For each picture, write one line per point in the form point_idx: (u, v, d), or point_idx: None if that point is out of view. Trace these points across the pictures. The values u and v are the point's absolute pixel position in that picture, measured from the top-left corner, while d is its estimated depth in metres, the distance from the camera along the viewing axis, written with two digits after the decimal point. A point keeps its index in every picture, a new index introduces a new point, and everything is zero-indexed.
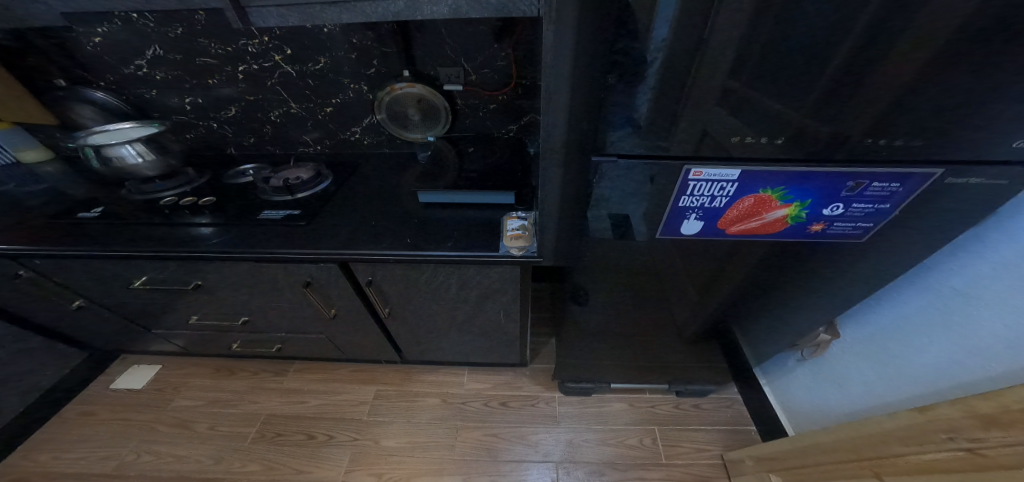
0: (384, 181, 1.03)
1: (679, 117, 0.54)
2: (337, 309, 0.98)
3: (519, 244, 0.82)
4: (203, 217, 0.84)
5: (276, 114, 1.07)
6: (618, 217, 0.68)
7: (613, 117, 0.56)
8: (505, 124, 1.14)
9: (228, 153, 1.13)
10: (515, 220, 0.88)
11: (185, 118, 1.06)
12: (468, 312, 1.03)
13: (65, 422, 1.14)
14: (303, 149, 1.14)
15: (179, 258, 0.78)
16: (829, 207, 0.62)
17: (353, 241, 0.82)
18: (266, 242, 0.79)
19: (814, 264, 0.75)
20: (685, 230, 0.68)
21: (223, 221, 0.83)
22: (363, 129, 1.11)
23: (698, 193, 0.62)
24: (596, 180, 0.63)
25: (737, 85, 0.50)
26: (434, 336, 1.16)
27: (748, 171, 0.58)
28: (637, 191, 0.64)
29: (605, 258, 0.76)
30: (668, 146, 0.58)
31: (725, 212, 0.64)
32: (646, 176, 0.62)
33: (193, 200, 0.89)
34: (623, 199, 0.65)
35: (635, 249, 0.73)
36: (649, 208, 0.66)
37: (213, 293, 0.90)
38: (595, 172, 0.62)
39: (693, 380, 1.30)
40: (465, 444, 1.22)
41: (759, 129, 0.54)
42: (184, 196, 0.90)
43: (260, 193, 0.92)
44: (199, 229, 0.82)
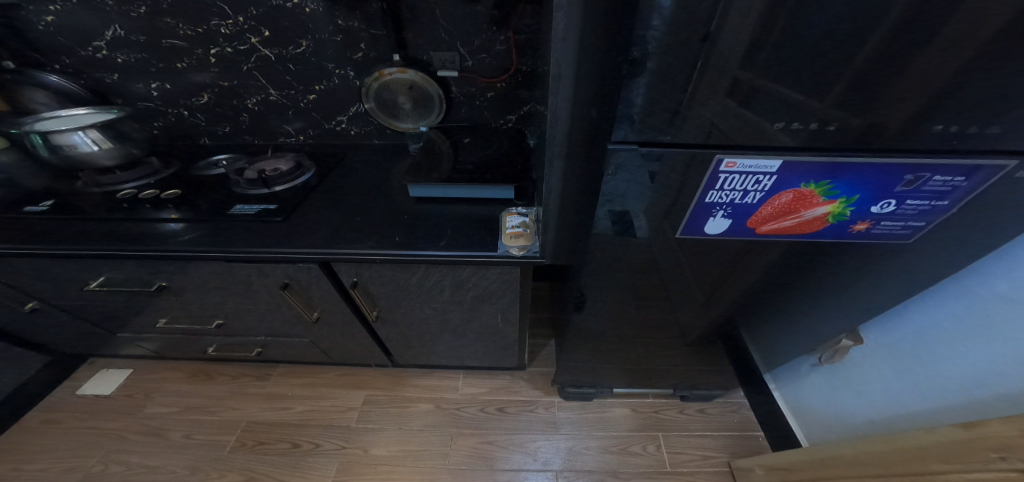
0: (372, 174, 0.95)
1: (710, 103, 0.46)
2: (321, 312, 0.90)
3: (519, 244, 0.75)
4: (167, 212, 0.76)
5: (253, 102, 0.98)
6: (631, 214, 0.61)
7: (632, 101, 0.48)
8: (505, 115, 1.06)
9: (201, 143, 1.04)
10: (515, 217, 0.81)
11: (152, 106, 0.97)
12: (464, 316, 0.96)
13: (27, 432, 1.06)
14: (285, 140, 1.06)
15: (139, 257, 0.70)
16: (879, 204, 0.55)
17: (335, 238, 0.74)
18: (241, 241, 0.71)
19: (843, 266, 0.68)
20: (709, 229, 0.61)
21: (190, 217, 0.75)
22: (349, 118, 1.03)
23: (729, 187, 0.54)
24: (611, 172, 0.55)
25: (784, 66, 0.42)
26: (427, 340, 1.09)
27: (789, 163, 0.51)
28: (654, 186, 0.56)
29: (613, 260, 0.70)
30: (695, 134, 0.50)
31: (757, 210, 0.57)
32: (667, 169, 0.54)
33: (155, 193, 0.80)
34: (639, 194, 0.57)
35: (649, 249, 0.67)
36: (666, 204, 0.59)
37: (181, 295, 0.83)
38: (609, 163, 0.54)
39: (697, 384, 1.25)
40: (461, 452, 1.16)
41: (802, 117, 0.46)
42: (148, 189, 0.81)
43: (235, 186, 0.83)
44: (163, 226, 0.74)
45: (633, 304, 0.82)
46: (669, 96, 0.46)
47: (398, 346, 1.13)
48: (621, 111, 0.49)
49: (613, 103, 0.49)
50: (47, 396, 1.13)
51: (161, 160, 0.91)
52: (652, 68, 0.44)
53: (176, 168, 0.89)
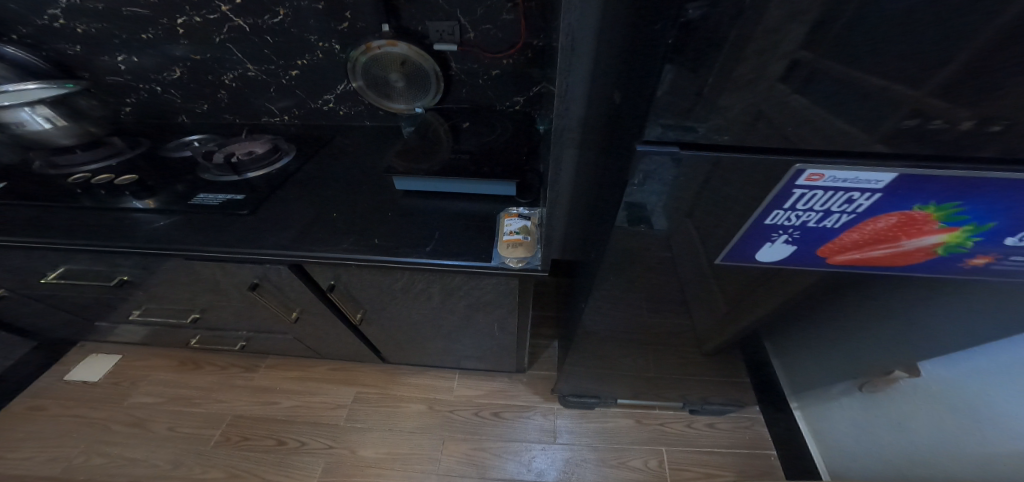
0: (359, 160, 0.84)
1: (781, 95, 0.34)
2: (301, 312, 0.83)
3: (517, 255, 0.64)
4: (122, 201, 0.68)
5: (230, 78, 0.88)
6: (657, 229, 0.50)
7: (671, 91, 0.35)
8: (512, 96, 0.94)
9: (179, 122, 0.95)
10: (515, 220, 0.70)
11: (122, 81, 0.88)
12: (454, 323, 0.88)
13: (14, 419, 1.05)
14: (268, 120, 0.95)
15: (90, 252, 0.63)
16: (1018, 236, 0.42)
17: (305, 237, 0.64)
18: (194, 239, 0.63)
19: (919, 299, 0.56)
20: (765, 255, 0.52)
21: (146, 207, 0.67)
22: (337, 97, 0.91)
23: (806, 206, 0.43)
24: (640, 182, 0.43)
25: (893, 46, 0.29)
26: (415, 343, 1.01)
27: (905, 179, 0.38)
28: (693, 198, 0.45)
29: (626, 273, 0.59)
30: (753, 134, 0.37)
31: (838, 236, 0.46)
32: (714, 177, 0.42)
33: (110, 178, 0.72)
34: (670, 205, 0.46)
35: (669, 260, 0.56)
36: (706, 217, 0.47)
37: (148, 289, 0.76)
38: (637, 170, 0.42)
39: (708, 397, 1.16)
40: (451, 458, 1.10)
41: (911, 117, 0.33)
42: (108, 173, 0.73)
43: (203, 172, 0.75)
44: (114, 217, 0.66)
45: (645, 316, 0.73)
46: (723, 84, 0.34)
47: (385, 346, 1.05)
48: (657, 103, 0.36)
49: (649, 93, 0.37)
50: (36, 381, 1.12)
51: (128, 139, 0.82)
52: (701, 46, 0.32)
53: (144, 148, 0.80)
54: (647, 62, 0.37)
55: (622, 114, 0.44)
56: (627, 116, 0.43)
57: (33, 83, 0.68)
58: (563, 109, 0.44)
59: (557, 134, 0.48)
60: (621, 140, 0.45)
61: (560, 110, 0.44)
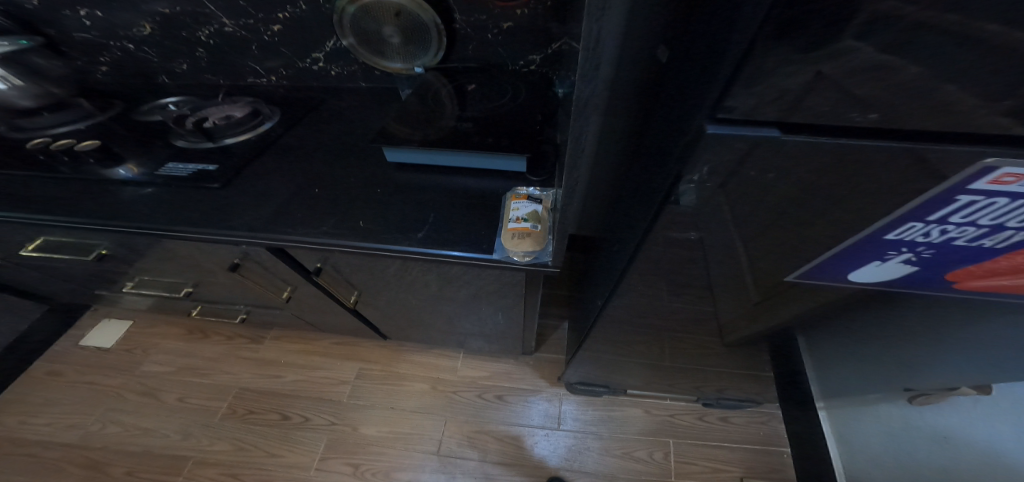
0: (348, 126, 0.74)
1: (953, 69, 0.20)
2: (294, 293, 0.79)
3: (524, 248, 0.55)
4: (84, 169, 0.62)
5: (206, 34, 0.76)
6: (711, 230, 0.39)
7: (773, 49, 0.22)
8: (527, 53, 0.80)
9: (160, 82, 0.84)
10: (523, 203, 0.60)
11: (90, 38, 0.78)
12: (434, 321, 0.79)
13: (35, 383, 1.09)
14: (254, 82, 0.83)
15: (54, 228, 0.58)
16: None
17: (280, 218, 0.57)
18: (154, 216, 0.56)
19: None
20: (862, 274, 0.39)
21: (107, 177, 0.60)
22: (327, 55, 0.78)
23: (966, 218, 0.29)
24: (703, 176, 0.32)
25: None
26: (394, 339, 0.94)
27: None
28: (774, 196, 0.33)
29: (658, 271, 0.50)
30: (900, 119, 0.24)
31: (990, 259, 0.32)
32: (817, 174, 0.29)
33: (71, 142, 0.66)
34: (735, 202, 0.34)
35: (720, 264, 0.45)
36: (790, 222, 0.35)
37: (132, 263, 0.73)
38: (698, 160, 0.30)
39: (725, 390, 1.07)
40: (451, 439, 1.09)
41: None
42: (73, 139, 0.67)
43: (175, 138, 0.67)
44: (73, 187, 0.59)
45: (667, 313, 0.64)
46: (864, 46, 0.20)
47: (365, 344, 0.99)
48: (745, 67, 0.23)
49: (734, 49, 0.23)
50: (53, 345, 1.15)
51: (99, 101, 0.75)
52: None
53: (115, 111, 0.73)
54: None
55: (687, 75, 0.32)
56: (693, 80, 0.30)
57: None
58: (596, 69, 0.32)
59: (585, 103, 0.36)
60: (678, 112, 0.33)
61: (589, 70, 0.32)
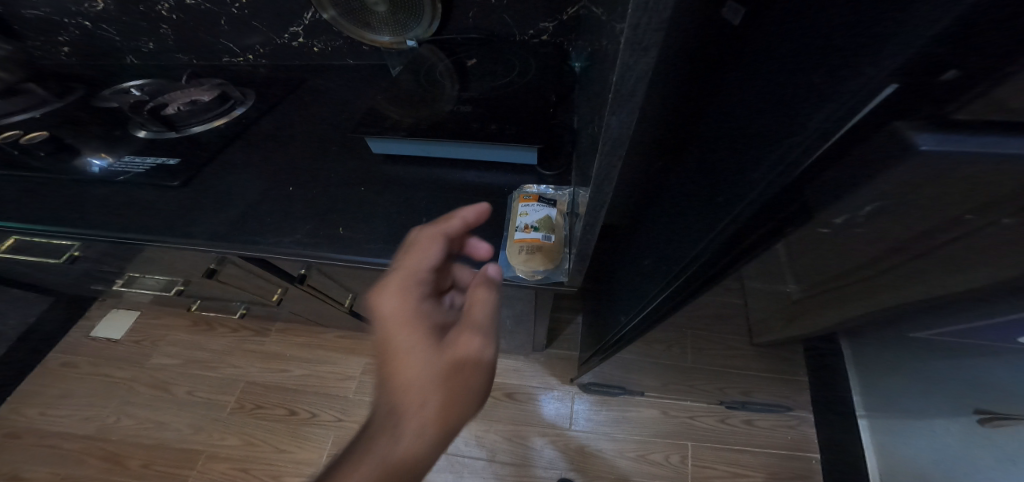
0: (331, 109, 0.65)
1: None
2: (286, 294, 0.73)
3: (533, 265, 0.49)
4: (28, 165, 0.55)
5: (168, 6, 0.67)
6: (816, 278, 0.28)
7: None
8: (537, 21, 0.68)
9: (128, 64, 0.76)
10: (535, 206, 0.51)
11: (44, 14, 0.70)
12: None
13: (51, 375, 1.10)
14: (230, 61, 0.74)
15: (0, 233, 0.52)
16: None
17: (250, 223, 0.50)
18: (107, 221, 0.49)
19: None
20: None
21: (53, 172, 0.54)
22: (307, 29, 0.69)
23: None
24: (859, 218, 0.21)
25: None
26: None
27: None
28: (934, 241, 0.20)
29: (712, 306, 0.40)
30: None
31: None
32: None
33: (20, 133, 0.59)
34: (870, 244, 0.23)
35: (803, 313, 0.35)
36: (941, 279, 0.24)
37: (112, 263, 0.68)
38: (872, 195, 0.20)
39: (751, 394, 0.93)
40: (458, 438, 1.08)
41: None
42: (24, 129, 0.60)
43: (135, 127, 0.60)
44: (17, 186, 0.53)
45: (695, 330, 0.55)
46: None
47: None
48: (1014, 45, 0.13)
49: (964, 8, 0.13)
50: (65, 336, 1.15)
51: (59, 85, 0.68)
52: None
53: (74, 96, 0.66)
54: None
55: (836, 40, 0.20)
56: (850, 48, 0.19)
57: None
58: (654, 39, 0.20)
59: (629, 98, 0.24)
60: (811, 104, 0.21)
61: (639, 35, 0.20)
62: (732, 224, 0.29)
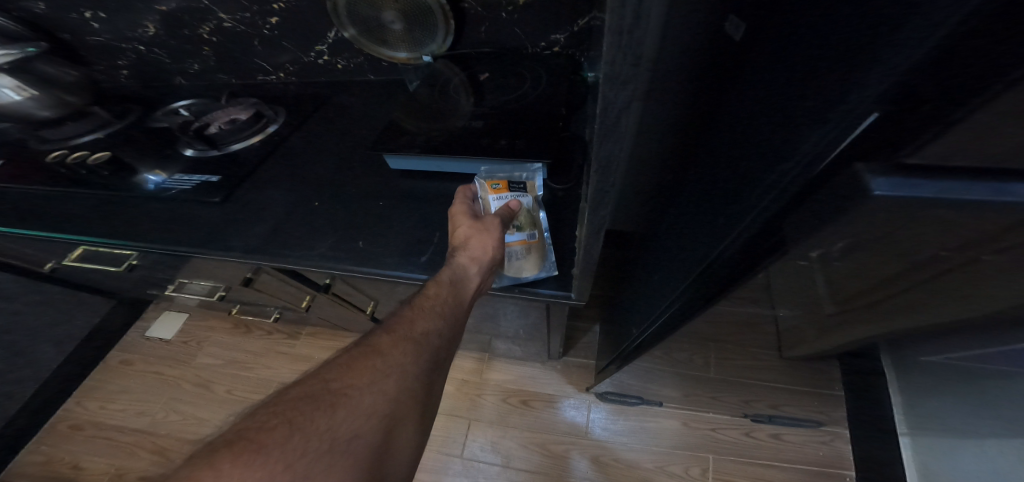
0: (353, 125, 0.69)
1: None
2: (313, 300, 0.79)
3: (529, 264, 0.53)
4: (97, 182, 0.62)
5: (209, 31, 0.73)
6: (810, 294, 0.27)
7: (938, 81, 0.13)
8: (548, 33, 0.70)
9: (177, 85, 0.83)
10: (504, 196, 0.53)
11: (106, 41, 0.77)
12: (436, 376, 0.40)
13: (111, 371, 1.21)
14: (265, 79, 0.80)
15: (64, 243, 0.58)
16: None
17: (280, 236, 0.54)
18: (159, 235, 0.55)
19: None
20: None
21: (115, 189, 0.60)
22: (332, 47, 0.73)
23: None
24: (833, 253, 0.21)
25: None
26: (393, 385, 0.36)
27: None
28: (921, 271, 0.21)
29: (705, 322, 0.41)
30: None
31: None
32: (1009, 250, 0.16)
33: (87, 155, 0.66)
34: (875, 273, 0.23)
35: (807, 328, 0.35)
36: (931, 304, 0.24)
37: (163, 271, 0.75)
38: (843, 230, 0.19)
39: (781, 408, 0.89)
40: (474, 443, 1.11)
41: None
42: (90, 150, 0.67)
43: (182, 146, 0.66)
44: (87, 201, 0.60)
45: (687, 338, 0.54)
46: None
47: (313, 449, 0.30)
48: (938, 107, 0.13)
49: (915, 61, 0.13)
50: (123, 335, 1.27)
51: (117, 107, 0.75)
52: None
53: (132, 118, 0.73)
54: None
55: (840, 46, 0.18)
56: (851, 56, 0.17)
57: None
58: (630, 69, 0.20)
59: (614, 126, 0.25)
60: (798, 125, 0.20)
61: (616, 70, 0.20)
62: (731, 249, 0.27)
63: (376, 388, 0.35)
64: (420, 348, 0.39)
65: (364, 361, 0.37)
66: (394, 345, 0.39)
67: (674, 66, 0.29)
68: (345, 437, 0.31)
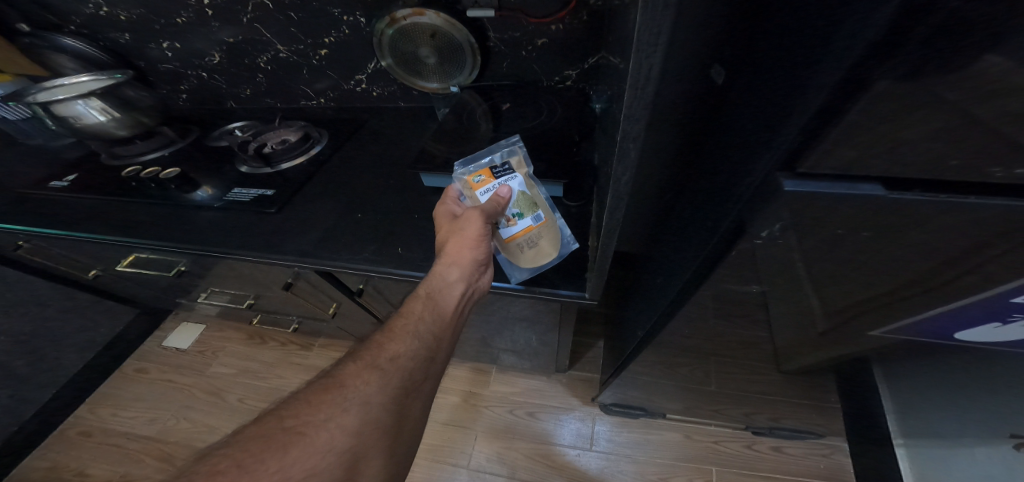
0: (389, 146, 0.77)
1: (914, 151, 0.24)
2: (338, 307, 0.85)
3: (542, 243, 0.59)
4: (165, 192, 0.69)
5: (264, 60, 0.82)
6: (778, 276, 0.37)
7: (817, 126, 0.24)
8: (562, 69, 0.80)
9: (227, 108, 0.92)
10: (491, 185, 0.56)
11: (172, 68, 0.86)
12: (406, 401, 0.42)
13: (126, 379, 1.23)
14: (307, 104, 0.89)
15: (127, 246, 0.65)
16: None
17: (327, 243, 0.61)
18: (220, 239, 0.62)
19: None
20: (973, 332, 0.36)
21: (176, 202, 0.67)
22: (370, 77, 0.83)
23: None
24: (774, 233, 0.32)
25: None
26: (353, 417, 0.38)
27: None
28: (844, 246, 0.31)
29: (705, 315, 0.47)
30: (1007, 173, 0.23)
31: None
32: (865, 222, 0.29)
33: (157, 171, 0.73)
34: (818, 251, 0.33)
35: (790, 316, 0.42)
36: (857, 275, 0.34)
37: (203, 277, 0.81)
38: (777, 215, 0.30)
39: (780, 420, 0.93)
40: (481, 454, 1.12)
41: None
42: (157, 165, 0.75)
43: (239, 163, 0.74)
44: (154, 209, 0.67)
45: (680, 342, 0.59)
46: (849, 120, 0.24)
47: None
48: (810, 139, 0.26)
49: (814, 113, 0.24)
50: (141, 344, 1.30)
51: (180, 127, 0.84)
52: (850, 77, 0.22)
53: (194, 137, 0.82)
54: (834, 36, 0.23)
55: (775, 95, 0.28)
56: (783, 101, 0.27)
57: (71, 40, 0.80)
58: (642, 110, 0.27)
59: (626, 151, 0.31)
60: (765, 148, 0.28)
61: (632, 111, 0.27)
62: (717, 239, 0.36)
63: (333, 424, 0.37)
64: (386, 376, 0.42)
65: (323, 397, 0.39)
66: (356, 378, 0.41)
67: (671, 102, 0.36)
68: (300, 473, 0.34)
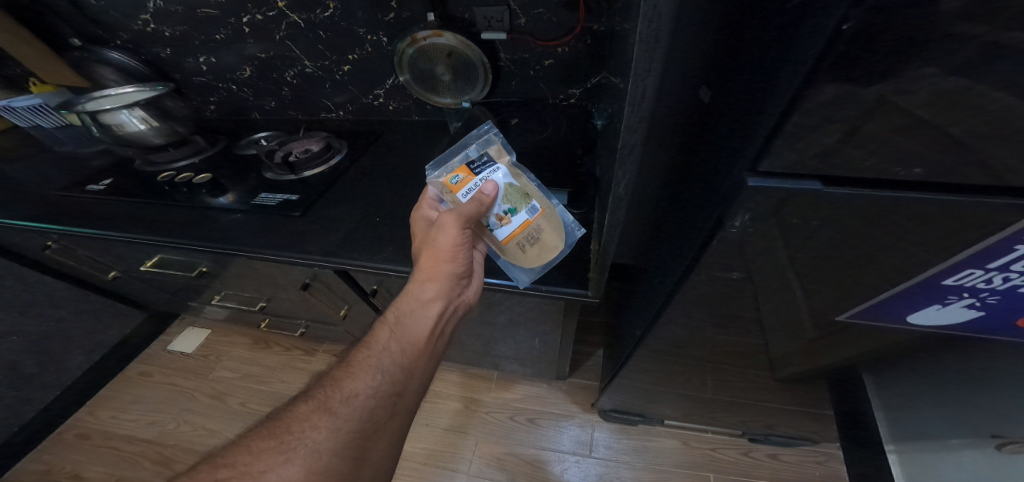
0: (404, 157, 0.82)
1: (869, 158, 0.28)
2: (349, 309, 0.88)
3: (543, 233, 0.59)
4: (197, 197, 0.73)
5: (291, 75, 0.88)
6: (756, 271, 0.41)
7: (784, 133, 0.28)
8: (567, 88, 0.86)
9: (252, 118, 0.98)
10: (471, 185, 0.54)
11: (205, 81, 0.91)
12: (364, 441, 0.45)
13: (129, 382, 1.24)
14: (326, 116, 0.95)
15: (157, 246, 0.68)
16: None
17: (347, 244, 0.64)
18: (245, 240, 0.65)
19: None
20: (923, 316, 0.41)
21: (205, 205, 0.71)
22: (388, 92, 0.88)
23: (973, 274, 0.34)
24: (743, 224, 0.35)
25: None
26: (303, 463, 0.41)
27: None
28: (807, 239, 0.36)
29: (699, 314, 0.51)
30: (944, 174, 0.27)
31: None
32: (822, 215, 0.33)
33: (189, 176, 0.78)
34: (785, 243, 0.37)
35: (775, 312, 0.46)
36: (818, 266, 0.38)
37: (220, 278, 0.84)
38: (747, 209, 0.34)
39: (775, 427, 0.95)
40: (481, 460, 1.13)
41: None
42: (188, 171, 0.80)
43: (263, 170, 0.79)
44: (185, 211, 0.71)
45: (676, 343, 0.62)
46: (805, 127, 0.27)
47: None
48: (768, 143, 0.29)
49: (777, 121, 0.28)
50: (147, 347, 1.31)
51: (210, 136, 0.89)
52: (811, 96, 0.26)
53: (221, 145, 0.86)
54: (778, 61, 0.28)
55: (745, 107, 0.33)
56: (752, 110, 0.31)
57: (116, 53, 0.87)
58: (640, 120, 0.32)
59: (626, 156, 0.36)
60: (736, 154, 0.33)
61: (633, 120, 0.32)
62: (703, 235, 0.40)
63: (277, 471, 0.40)
64: (337, 418, 0.45)
65: (268, 444, 0.42)
66: (307, 421, 0.44)
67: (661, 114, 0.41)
68: None
